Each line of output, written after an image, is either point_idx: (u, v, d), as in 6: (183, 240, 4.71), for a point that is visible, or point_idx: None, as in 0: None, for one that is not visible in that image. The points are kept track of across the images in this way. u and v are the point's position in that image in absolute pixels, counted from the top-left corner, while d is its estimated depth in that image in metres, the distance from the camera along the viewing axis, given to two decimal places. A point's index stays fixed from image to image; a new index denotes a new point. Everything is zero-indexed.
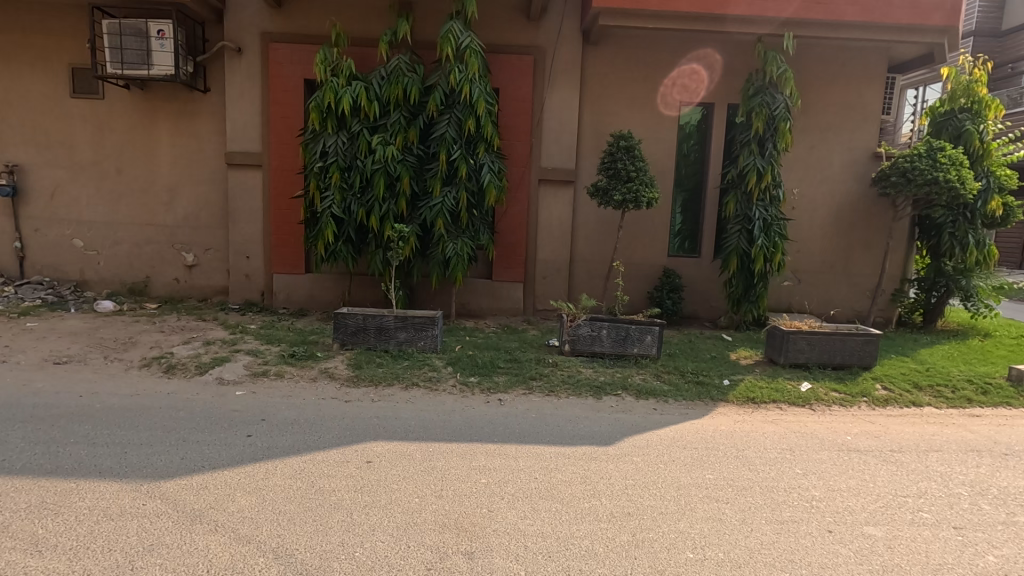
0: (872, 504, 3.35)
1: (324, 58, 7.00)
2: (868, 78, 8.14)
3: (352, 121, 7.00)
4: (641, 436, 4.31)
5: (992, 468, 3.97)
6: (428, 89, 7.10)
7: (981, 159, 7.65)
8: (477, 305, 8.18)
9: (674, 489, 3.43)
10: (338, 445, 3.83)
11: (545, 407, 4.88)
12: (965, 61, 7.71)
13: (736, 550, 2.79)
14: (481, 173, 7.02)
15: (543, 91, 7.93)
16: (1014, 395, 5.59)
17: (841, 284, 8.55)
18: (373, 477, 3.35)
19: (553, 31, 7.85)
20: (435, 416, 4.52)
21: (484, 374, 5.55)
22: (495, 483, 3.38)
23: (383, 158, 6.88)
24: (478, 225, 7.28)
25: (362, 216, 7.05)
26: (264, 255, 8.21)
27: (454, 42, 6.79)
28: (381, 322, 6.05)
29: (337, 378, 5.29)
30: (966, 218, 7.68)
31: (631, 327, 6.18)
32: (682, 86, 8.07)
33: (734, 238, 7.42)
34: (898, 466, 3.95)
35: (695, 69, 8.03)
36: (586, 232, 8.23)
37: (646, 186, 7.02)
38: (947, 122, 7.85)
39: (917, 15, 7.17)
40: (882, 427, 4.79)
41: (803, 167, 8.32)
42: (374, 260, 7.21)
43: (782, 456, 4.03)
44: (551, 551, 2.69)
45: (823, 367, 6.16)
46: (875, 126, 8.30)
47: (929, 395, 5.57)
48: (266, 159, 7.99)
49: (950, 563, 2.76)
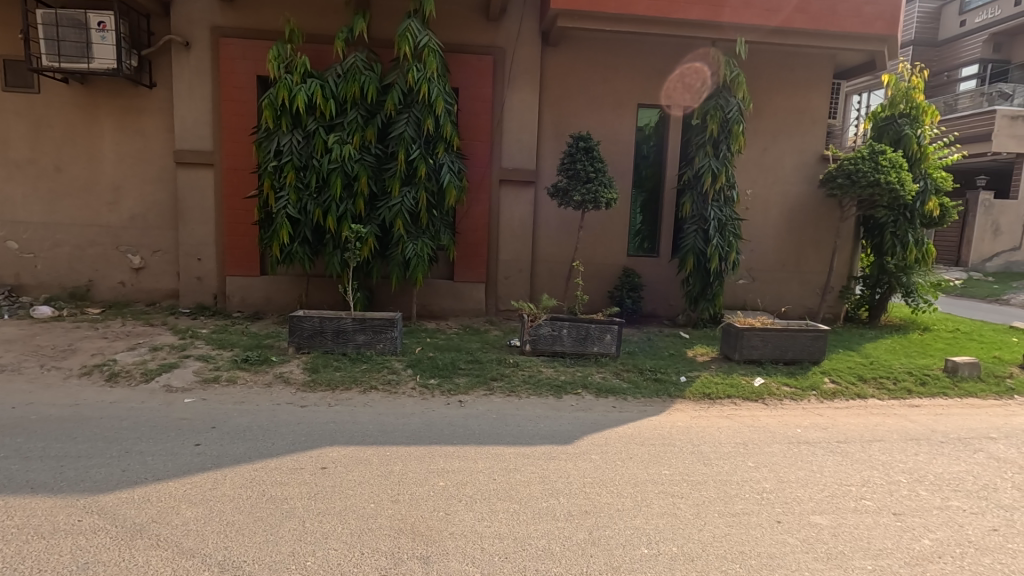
0: (819, 494, 3.47)
1: (278, 54, 6.81)
2: (816, 83, 8.46)
3: (307, 119, 6.85)
4: (599, 433, 4.36)
5: (929, 455, 4.18)
6: (386, 88, 7.01)
7: (919, 162, 8.06)
8: (439, 306, 8.11)
9: (631, 486, 3.47)
10: (292, 451, 3.73)
11: (506, 407, 4.88)
12: (904, 69, 8.10)
13: (689, 544, 2.85)
14: (441, 173, 6.98)
15: (503, 92, 7.93)
16: (950, 386, 5.91)
17: (792, 281, 8.86)
18: (327, 483, 3.28)
19: (513, 31, 7.86)
20: (394, 419, 4.47)
21: (444, 376, 5.51)
22: (453, 485, 3.35)
23: (340, 157, 6.76)
24: (438, 225, 7.21)
25: (319, 216, 6.89)
26: (217, 257, 7.94)
27: (412, 41, 6.71)
28: (338, 325, 5.94)
29: (292, 382, 5.16)
30: (906, 218, 8.06)
31: (591, 326, 6.25)
32: (684, 86, 8.20)
33: (691, 238, 7.59)
34: (843, 456, 4.11)
35: (691, 69, 8.14)
36: (548, 232, 8.28)
37: (605, 187, 7.11)
38: (888, 127, 8.23)
39: (860, 24, 7.49)
40: (830, 419, 4.98)
41: (756, 169, 8.57)
42: (331, 262, 7.05)
43: (736, 450, 4.14)
44: (507, 552, 2.68)
45: (775, 363, 6.36)
46: (823, 130, 8.65)
47: (873, 387, 5.83)
48: (219, 158, 7.73)
49: (889, 548, 2.89)
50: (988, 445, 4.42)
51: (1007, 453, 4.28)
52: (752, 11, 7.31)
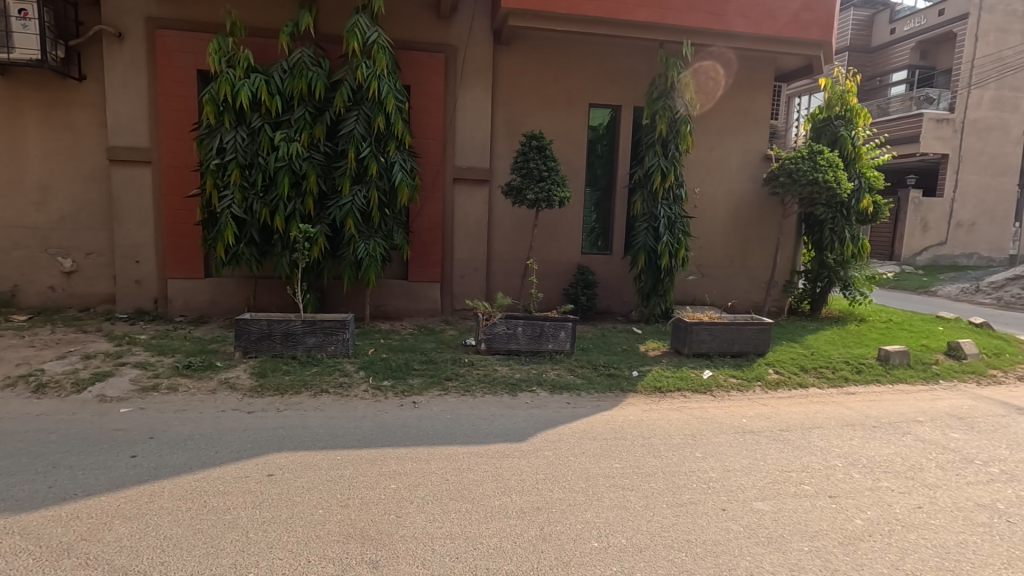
0: (761, 481, 3.61)
1: (218, 47, 6.58)
2: (758, 85, 8.79)
3: (252, 116, 6.64)
4: (553, 430, 4.41)
5: (863, 439, 4.42)
6: (335, 84, 6.85)
7: (854, 161, 8.48)
8: (393, 306, 8.00)
9: (584, 480, 3.52)
10: (237, 459, 3.61)
11: (460, 407, 4.86)
12: (840, 73, 8.51)
13: (638, 535, 2.91)
14: (393, 171, 6.87)
15: (455, 91, 7.89)
16: (882, 373, 6.27)
17: (739, 277, 9.17)
18: (273, 491, 3.18)
19: (464, 29, 7.82)
20: (347, 422, 4.38)
21: (398, 377, 5.43)
22: (406, 488, 3.31)
23: (287, 155, 6.57)
24: (391, 224, 7.11)
25: (266, 216, 6.68)
26: (156, 259, 7.58)
27: (361, 37, 6.60)
28: (287, 327, 5.77)
29: (239, 388, 4.99)
30: (843, 215, 8.46)
31: (545, 323, 6.31)
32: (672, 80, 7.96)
33: (643, 236, 7.74)
34: (785, 443, 4.29)
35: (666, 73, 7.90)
36: (502, 231, 8.29)
37: (558, 186, 7.16)
38: (826, 128, 8.63)
39: (798, 29, 7.84)
40: (773, 409, 5.19)
41: (704, 168, 8.82)
42: (280, 262, 6.84)
43: (685, 441, 4.26)
44: (458, 552, 2.68)
45: (723, 355, 6.58)
46: (766, 131, 8.99)
47: (813, 376, 6.12)
48: (157, 156, 7.38)
49: (825, 529, 3.03)
50: (915, 428, 4.71)
51: (932, 435, 4.56)
52: (698, 14, 7.50)
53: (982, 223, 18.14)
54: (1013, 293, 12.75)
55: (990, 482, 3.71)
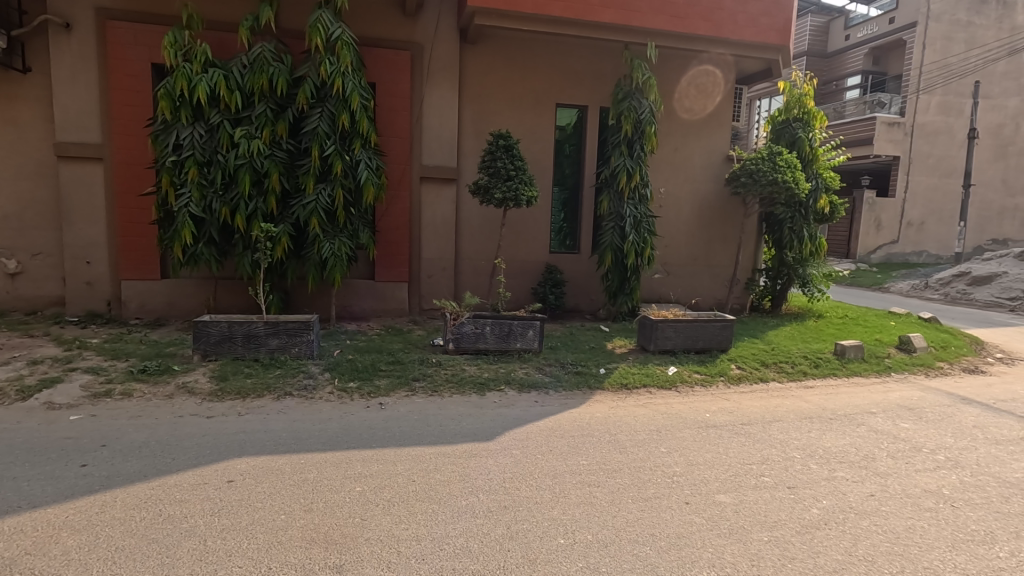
0: (723, 474, 3.69)
1: (174, 40, 6.36)
2: (720, 88, 8.99)
3: (210, 112, 6.45)
4: (521, 428, 4.43)
5: (820, 431, 4.57)
6: (297, 81, 6.70)
7: (811, 163, 8.77)
8: (360, 307, 7.89)
9: (551, 478, 3.55)
10: (195, 465, 3.50)
11: (427, 407, 4.83)
12: (798, 77, 8.79)
13: (603, 531, 2.94)
14: (358, 169, 6.76)
15: (421, 90, 7.82)
16: (839, 367, 6.51)
17: (703, 275, 9.37)
18: (232, 497, 3.09)
19: (431, 27, 7.77)
20: (312, 425, 4.30)
21: (364, 378, 5.35)
22: (371, 490, 3.27)
23: (248, 153, 6.40)
24: (357, 224, 7.00)
25: (227, 215, 6.50)
26: (109, 260, 7.29)
27: (324, 32, 6.48)
28: (249, 329, 5.63)
29: (198, 392, 4.83)
30: (801, 215, 8.73)
31: (513, 322, 6.33)
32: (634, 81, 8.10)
33: (609, 235, 7.83)
34: (746, 437, 4.40)
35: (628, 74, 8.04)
36: (470, 230, 8.27)
37: (525, 185, 7.18)
38: (785, 130, 8.89)
39: (758, 34, 8.05)
40: (735, 403, 5.32)
41: (669, 168, 8.98)
42: (241, 262, 6.67)
43: (651, 437, 4.33)
44: (424, 553, 2.66)
45: (687, 352, 6.71)
46: (727, 132, 9.21)
47: (773, 371, 6.30)
48: (109, 152, 7.10)
49: (784, 519, 3.12)
50: (868, 419, 4.90)
51: (883, 425, 4.76)
52: (661, 17, 7.63)
53: (930, 223, 19.01)
54: (959, 288, 13.48)
55: (937, 469, 3.88)
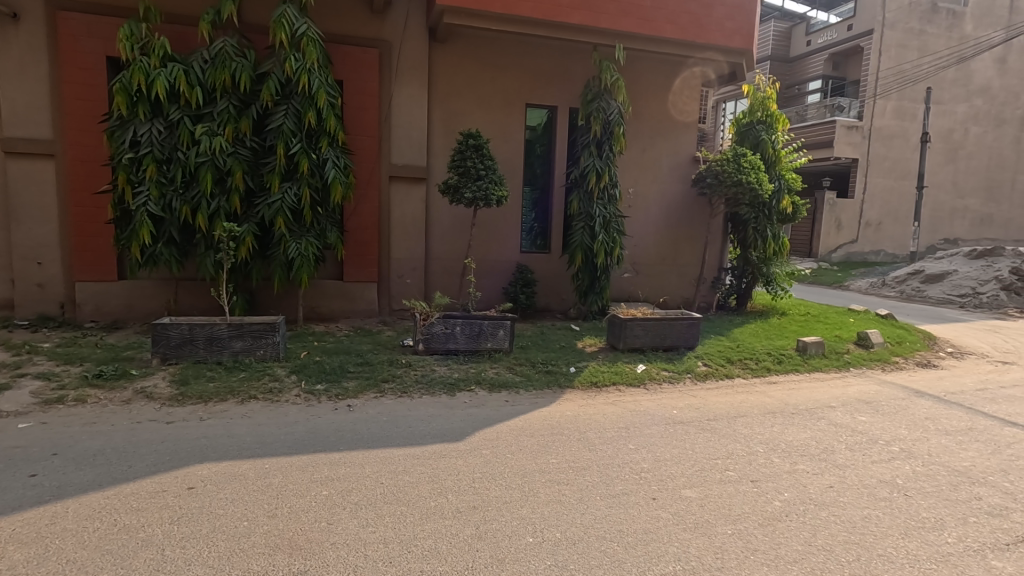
0: (689, 469, 3.76)
1: (130, 33, 6.16)
2: (685, 90, 9.16)
3: (170, 107, 6.25)
4: (491, 428, 4.42)
5: (782, 426, 4.70)
6: (261, 77, 6.55)
7: (774, 164, 9.00)
8: (328, 307, 7.76)
9: (520, 477, 3.55)
10: (152, 473, 3.39)
11: (397, 408, 4.78)
12: (762, 80, 9.00)
13: (572, 528, 2.96)
14: (325, 168, 6.65)
15: (390, 88, 7.74)
16: (800, 363, 6.70)
17: (671, 274, 9.53)
18: (193, 505, 3.00)
19: (399, 25, 7.69)
20: (277, 428, 4.21)
21: (332, 380, 5.27)
22: (338, 493, 3.22)
23: (209, 150, 6.22)
24: (324, 223, 6.89)
25: (187, 214, 6.32)
26: (62, 261, 6.99)
27: (289, 28, 6.35)
28: (212, 331, 5.48)
29: (156, 397, 4.68)
30: (765, 215, 8.96)
31: (484, 322, 6.32)
32: None
33: (579, 235, 7.89)
34: (712, 432, 4.49)
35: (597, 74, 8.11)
36: (440, 229, 8.23)
37: (495, 185, 7.17)
38: (749, 132, 9.11)
39: (723, 37, 8.22)
40: (701, 399, 5.42)
41: (638, 169, 9.09)
42: (203, 263, 6.48)
43: (619, 434, 4.37)
44: (392, 555, 2.63)
45: (656, 350, 6.82)
46: (694, 133, 9.39)
47: (738, 368, 6.45)
48: (61, 148, 6.81)
49: (747, 512, 3.20)
50: (828, 413, 5.07)
51: (843, 419, 4.92)
52: (630, 19, 7.72)
53: (887, 223, 19.76)
54: (913, 286, 14.03)
55: (891, 459, 4.03)
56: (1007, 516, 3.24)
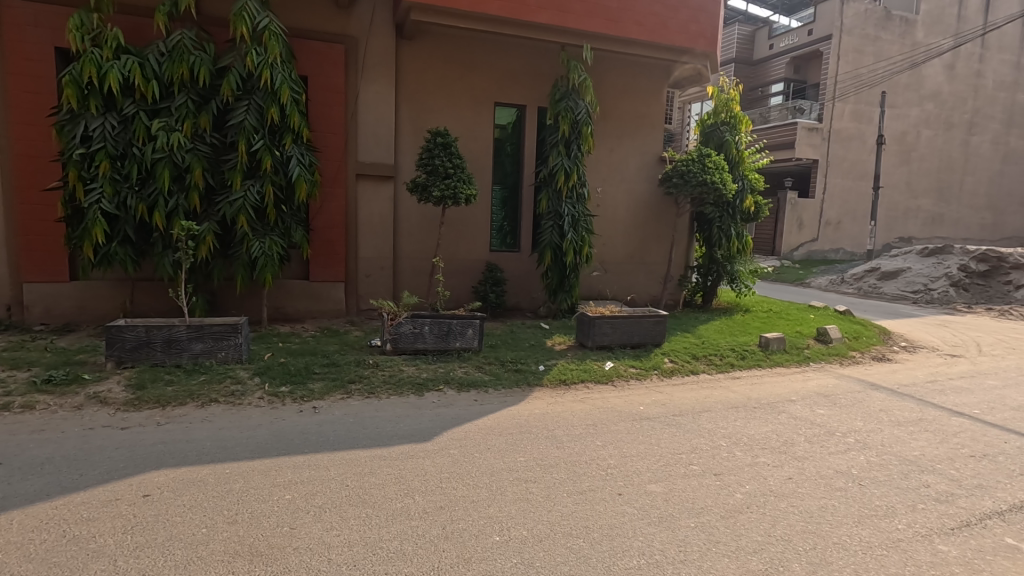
0: (655, 465, 3.82)
1: (80, 24, 5.91)
2: (652, 90, 9.29)
3: (124, 101, 6.03)
4: (459, 427, 4.41)
5: (744, 420, 4.82)
6: (221, 71, 6.38)
7: (738, 164, 9.22)
8: (294, 308, 7.61)
9: (487, 476, 3.54)
10: (106, 481, 3.27)
11: (364, 410, 4.71)
12: (726, 82, 9.21)
13: (538, 526, 2.97)
14: (289, 165, 6.51)
15: (356, 85, 7.63)
16: (762, 358, 6.89)
17: (639, 272, 9.66)
18: (148, 513, 2.90)
19: (365, 20, 7.59)
20: (239, 432, 4.10)
21: (297, 382, 5.16)
22: (302, 497, 3.16)
23: (166, 146, 6.02)
24: (288, 222, 6.75)
25: (144, 212, 6.11)
26: (9, 261, 6.66)
27: (250, 21, 6.20)
28: (170, 333, 5.31)
29: (111, 403, 4.51)
30: (729, 214, 9.17)
31: (452, 322, 6.29)
32: None
33: (548, 234, 7.92)
34: (678, 427, 4.58)
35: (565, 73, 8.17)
36: (409, 228, 8.15)
37: (464, 183, 7.14)
38: (714, 133, 9.31)
39: (688, 39, 8.37)
40: (668, 395, 5.51)
41: (606, 168, 9.19)
42: (161, 262, 6.27)
43: (587, 431, 4.41)
44: (356, 559, 2.60)
45: (623, 347, 6.90)
46: (660, 134, 9.53)
47: (704, 364, 6.59)
48: (6, 143, 6.49)
49: (710, 504, 3.28)
50: (788, 406, 5.21)
51: (802, 412, 5.07)
52: (596, 20, 7.79)
53: (846, 221, 20.44)
54: (870, 283, 14.57)
55: (847, 450, 4.18)
56: (953, 502, 3.40)
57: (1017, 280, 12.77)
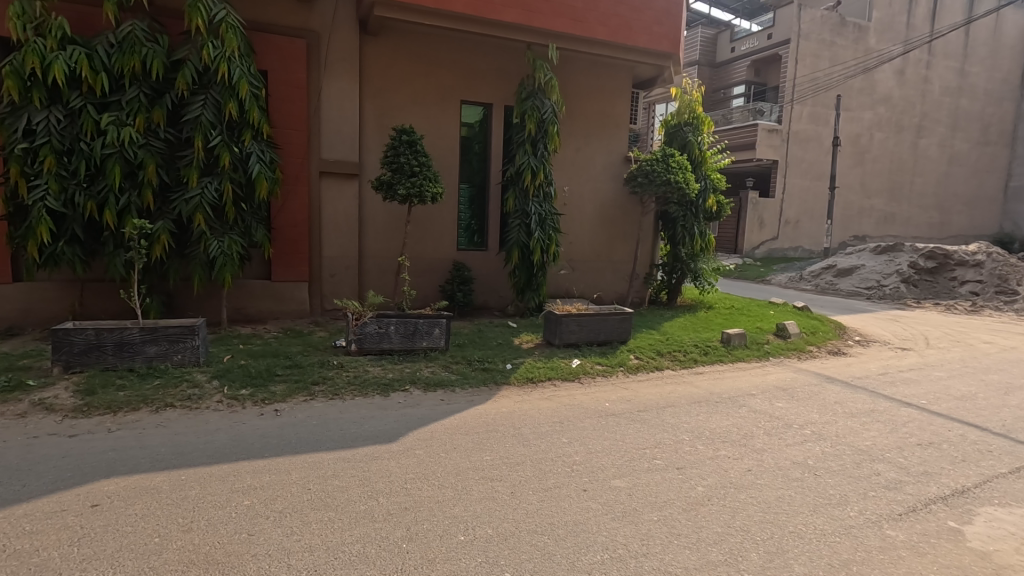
0: (619, 460, 3.87)
1: (21, 12, 5.61)
2: (617, 91, 9.40)
3: (70, 94, 5.76)
4: (425, 428, 4.37)
5: (707, 414, 4.93)
6: (176, 64, 6.16)
7: (701, 165, 9.40)
8: (256, 309, 7.42)
9: (453, 476, 3.53)
10: (51, 491, 3.12)
11: (327, 412, 4.63)
12: (688, 84, 9.39)
13: (504, 524, 2.97)
14: (249, 162, 6.36)
15: (319, 81, 7.49)
16: (724, 354, 7.06)
17: (606, 271, 9.77)
18: (96, 523, 2.79)
19: (328, 15, 7.44)
20: (197, 437, 3.98)
21: (258, 385, 5.03)
22: (261, 503, 3.08)
23: (117, 141, 5.79)
24: (249, 220, 6.59)
25: (93, 210, 5.86)
26: None
27: (206, 13, 5.99)
28: (122, 336, 5.10)
29: (57, 409, 4.31)
30: (693, 213, 9.36)
31: (419, 321, 6.24)
32: None
33: (515, 232, 7.93)
34: (642, 423, 4.65)
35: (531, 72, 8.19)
36: (374, 226, 8.04)
37: (430, 181, 7.08)
38: (677, 133, 9.48)
39: (652, 40, 8.50)
40: (633, 391, 5.59)
41: (572, 168, 9.25)
42: (112, 263, 6.04)
43: (553, 429, 4.44)
44: (317, 563, 2.55)
45: (590, 345, 6.96)
46: (625, 134, 9.66)
47: (668, 360, 6.70)
48: None
49: (672, 498, 3.34)
50: (748, 400, 5.35)
51: (762, 406, 5.22)
52: (562, 19, 7.83)
53: (804, 220, 21.11)
54: (827, 280, 15.09)
55: (803, 442, 4.32)
56: (901, 488, 3.55)
57: (961, 276, 13.52)
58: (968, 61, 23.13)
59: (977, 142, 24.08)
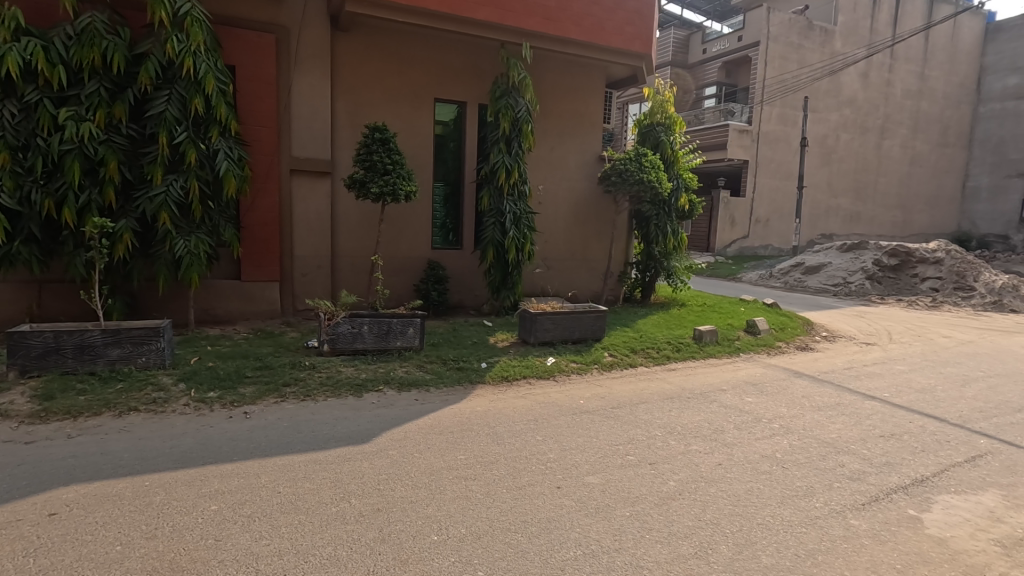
0: (593, 457, 3.89)
1: None
2: (591, 91, 9.46)
3: (25, 87, 5.53)
4: (398, 428, 4.33)
5: (679, 410, 5.00)
6: (139, 58, 5.97)
7: (673, 164, 9.53)
8: (225, 309, 7.26)
9: (427, 475, 3.51)
10: (5, 500, 2.99)
11: (299, 413, 4.55)
12: (660, 84, 9.51)
13: (477, 523, 2.97)
14: (216, 159, 6.21)
15: (289, 77, 7.35)
16: (697, 350, 7.18)
17: (581, 269, 9.83)
18: (54, 533, 2.69)
19: (298, 10, 7.31)
20: (161, 441, 3.87)
21: (227, 387, 4.91)
22: (229, 507, 3.01)
23: (76, 137, 5.59)
24: (216, 219, 6.43)
25: (51, 208, 5.65)
26: None
27: (170, 6, 5.82)
28: (83, 338, 4.94)
29: (13, 415, 4.14)
30: (665, 212, 9.49)
31: (392, 320, 6.19)
32: None
33: (490, 230, 7.92)
34: (615, 419, 4.69)
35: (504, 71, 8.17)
36: (347, 225, 7.93)
37: (403, 179, 7.02)
38: (650, 133, 9.59)
39: (624, 41, 8.58)
40: (607, 388, 5.64)
41: (547, 167, 9.28)
42: (72, 263, 5.84)
43: (528, 427, 4.44)
44: (287, 567, 2.51)
45: (565, 343, 7.00)
46: (599, 133, 9.73)
47: (641, 357, 6.78)
48: None
49: (644, 493, 3.38)
50: (719, 396, 5.45)
51: (732, 401, 5.32)
52: (535, 18, 7.85)
53: (773, 219, 21.58)
54: (795, 277, 15.44)
55: (772, 436, 4.41)
56: (864, 479, 3.66)
57: (922, 273, 14.01)
58: (928, 65, 23.95)
59: (937, 144, 24.97)
